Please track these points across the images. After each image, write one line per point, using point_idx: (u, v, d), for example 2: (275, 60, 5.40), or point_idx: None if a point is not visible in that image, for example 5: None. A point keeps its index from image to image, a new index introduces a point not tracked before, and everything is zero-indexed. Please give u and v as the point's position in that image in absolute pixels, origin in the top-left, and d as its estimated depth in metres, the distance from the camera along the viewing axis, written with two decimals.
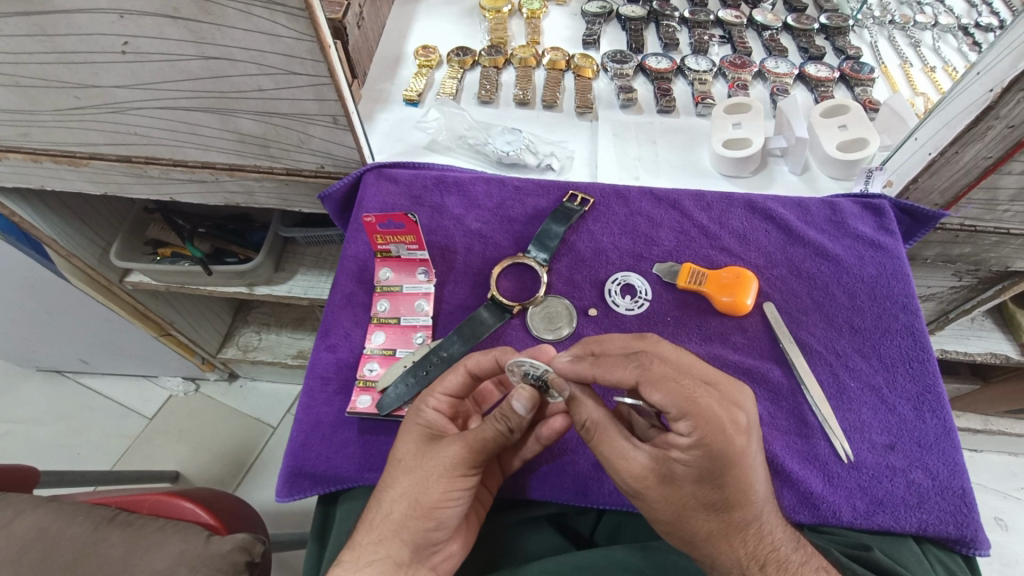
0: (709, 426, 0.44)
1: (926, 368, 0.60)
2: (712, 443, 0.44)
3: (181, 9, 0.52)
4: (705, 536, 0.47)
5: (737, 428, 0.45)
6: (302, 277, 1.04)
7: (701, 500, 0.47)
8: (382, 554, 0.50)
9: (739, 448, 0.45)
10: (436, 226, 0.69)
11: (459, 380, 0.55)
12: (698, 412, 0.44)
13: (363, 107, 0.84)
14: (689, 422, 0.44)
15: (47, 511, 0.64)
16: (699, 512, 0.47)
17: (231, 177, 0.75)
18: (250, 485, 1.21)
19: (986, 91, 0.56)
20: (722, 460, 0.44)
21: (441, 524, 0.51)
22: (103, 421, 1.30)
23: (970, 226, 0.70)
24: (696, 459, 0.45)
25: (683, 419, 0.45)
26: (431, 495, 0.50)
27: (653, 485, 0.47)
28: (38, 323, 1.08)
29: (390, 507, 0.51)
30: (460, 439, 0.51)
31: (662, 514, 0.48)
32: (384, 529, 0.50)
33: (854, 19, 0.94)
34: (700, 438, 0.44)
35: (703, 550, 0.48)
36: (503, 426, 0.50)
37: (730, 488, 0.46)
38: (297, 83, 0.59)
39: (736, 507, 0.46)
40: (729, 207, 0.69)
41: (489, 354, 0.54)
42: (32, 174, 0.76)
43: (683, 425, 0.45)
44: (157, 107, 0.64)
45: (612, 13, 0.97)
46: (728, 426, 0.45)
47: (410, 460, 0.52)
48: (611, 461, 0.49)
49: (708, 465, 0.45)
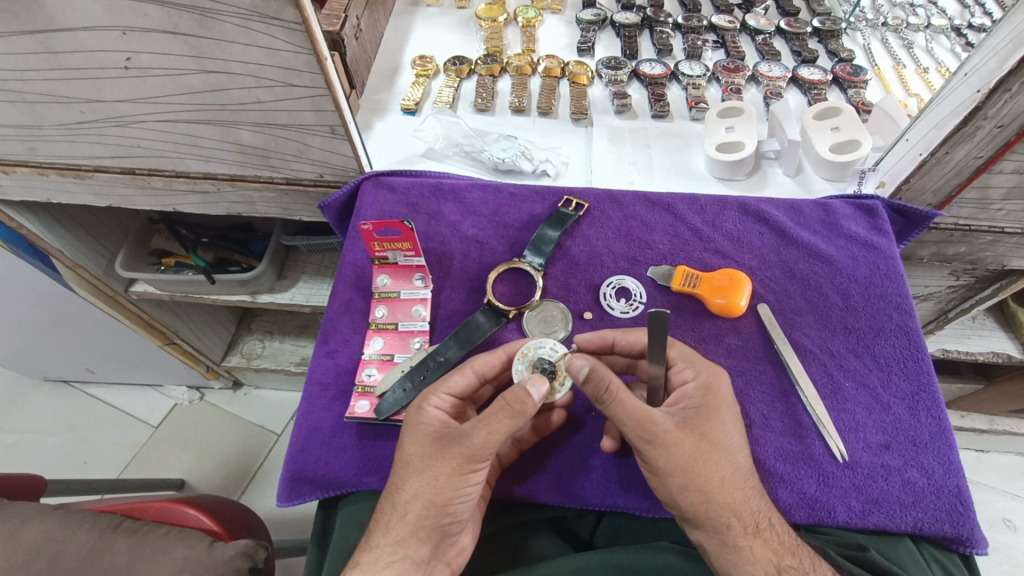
0: (707, 372, 0.56)
1: (920, 366, 0.60)
2: (711, 383, 0.55)
3: (181, 25, 0.53)
4: (719, 482, 0.50)
5: (724, 377, 0.56)
6: (304, 285, 1.05)
7: (710, 441, 0.51)
8: (402, 554, 0.50)
9: (730, 394, 0.55)
10: (433, 232, 0.70)
11: (466, 382, 0.56)
12: (698, 361, 0.56)
13: (361, 117, 0.85)
14: (692, 368, 0.56)
15: (54, 518, 0.65)
16: (711, 456, 0.51)
17: (232, 188, 0.76)
18: (255, 492, 1.22)
19: (974, 92, 0.56)
20: (719, 397, 0.54)
21: (455, 519, 0.51)
22: (110, 430, 1.31)
23: (964, 225, 0.70)
24: (703, 397, 0.54)
25: (688, 366, 0.56)
26: (444, 493, 0.50)
27: (671, 428, 0.51)
28: (46, 334, 1.09)
29: (406, 507, 0.51)
30: (466, 434, 0.50)
31: (679, 461, 0.50)
32: (401, 530, 0.50)
33: (848, 22, 0.95)
34: (701, 379, 0.55)
35: (719, 502, 0.50)
36: (515, 413, 0.49)
37: (728, 429, 0.53)
38: (294, 95, 0.61)
39: (738, 452, 0.52)
40: (723, 210, 0.70)
41: (496, 352, 0.57)
42: (39, 187, 0.77)
43: (688, 371, 0.56)
44: (159, 120, 0.65)
45: (606, 21, 0.98)
46: (720, 373, 0.56)
47: (419, 459, 0.52)
48: (633, 415, 0.49)
49: (711, 402, 0.53)
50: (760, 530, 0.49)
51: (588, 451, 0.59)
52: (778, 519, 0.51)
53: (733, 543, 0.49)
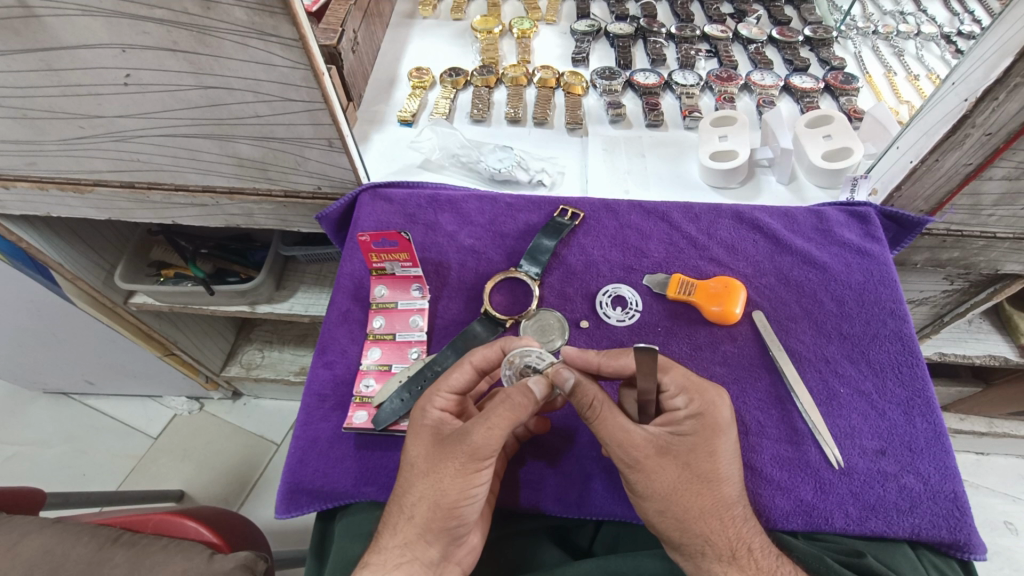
0: (702, 399, 0.54)
1: (915, 372, 0.61)
2: (704, 412, 0.53)
3: (180, 42, 0.54)
4: (698, 512, 0.50)
5: (723, 402, 0.55)
6: (303, 295, 1.05)
7: (694, 471, 0.51)
8: (410, 556, 0.50)
9: (726, 420, 0.54)
10: (431, 243, 0.70)
11: (466, 378, 0.56)
12: (694, 386, 0.55)
13: (358, 129, 0.86)
14: (685, 395, 0.54)
15: (54, 532, 0.65)
16: (692, 486, 0.51)
17: (231, 201, 0.77)
18: (255, 503, 1.22)
19: (962, 100, 0.57)
20: (713, 426, 0.53)
21: (462, 521, 0.51)
22: (109, 441, 1.31)
23: (956, 230, 0.71)
24: (692, 427, 0.53)
25: (681, 393, 0.55)
26: (450, 495, 0.50)
27: (652, 455, 0.51)
28: (45, 346, 1.10)
29: (412, 510, 0.51)
30: (467, 433, 0.50)
31: (657, 487, 0.51)
32: (409, 532, 0.50)
33: (838, 30, 0.96)
34: (695, 407, 0.54)
35: (695, 531, 0.50)
36: (517, 409, 0.49)
37: (719, 459, 0.52)
38: (291, 109, 0.61)
39: (727, 483, 0.52)
40: (717, 218, 0.70)
41: (494, 346, 0.57)
42: (39, 202, 0.78)
43: (680, 398, 0.55)
44: (159, 135, 0.66)
45: (601, 31, 0.99)
46: (717, 399, 0.54)
47: (423, 462, 0.52)
48: (613, 435, 0.51)
49: (704, 432, 0.52)
50: (735, 558, 0.49)
51: (585, 461, 0.59)
52: (764, 541, 0.51)
53: (707, 568, 0.50)
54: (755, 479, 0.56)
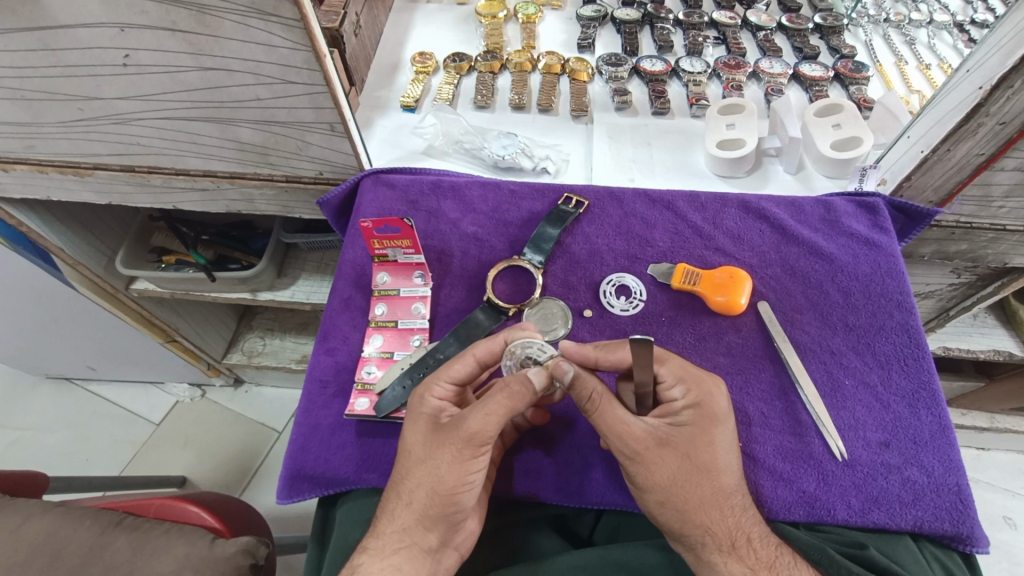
0: (699, 389, 0.53)
1: (920, 365, 0.60)
2: (700, 402, 0.53)
3: (179, 22, 0.53)
4: (698, 502, 0.50)
5: (720, 393, 0.54)
6: (304, 283, 1.05)
7: (694, 462, 0.51)
8: (409, 541, 0.50)
9: (722, 410, 0.53)
10: (433, 230, 0.70)
11: (467, 370, 0.55)
12: (690, 377, 0.54)
13: (361, 115, 0.85)
14: (682, 386, 0.54)
15: (54, 515, 0.65)
16: (691, 477, 0.50)
17: (232, 185, 0.76)
18: (255, 490, 1.23)
19: (976, 89, 0.56)
20: (710, 416, 0.52)
21: (461, 508, 0.51)
22: (111, 427, 1.32)
23: (965, 222, 0.70)
24: (690, 417, 0.52)
25: (677, 384, 0.54)
26: (448, 482, 0.50)
27: (651, 447, 0.50)
28: (47, 331, 1.10)
29: (411, 496, 0.51)
30: (465, 419, 0.50)
31: (657, 479, 0.50)
32: (407, 518, 0.50)
33: (849, 18, 0.94)
34: (691, 397, 0.53)
35: (695, 522, 0.50)
36: (516, 395, 0.49)
37: (718, 448, 0.52)
38: (293, 92, 0.60)
39: (725, 472, 0.51)
40: (723, 207, 0.69)
41: (496, 338, 0.56)
42: (39, 185, 0.77)
43: (678, 389, 0.54)
44: (159, 118, 0.65)
45: (607, 17, 0.98)
46: (714, 389, 0.54)
47: (422, 449, 0.52)
48: (613, 428, 0.50)
49: (701, 422, 0.52)
50: (735, 548, 0.49)
51: (586, 450, 0.59)
52: (765, 533, 0.50)
53: (706, 559, 0.50)
54: (757, 471, 0.56)
